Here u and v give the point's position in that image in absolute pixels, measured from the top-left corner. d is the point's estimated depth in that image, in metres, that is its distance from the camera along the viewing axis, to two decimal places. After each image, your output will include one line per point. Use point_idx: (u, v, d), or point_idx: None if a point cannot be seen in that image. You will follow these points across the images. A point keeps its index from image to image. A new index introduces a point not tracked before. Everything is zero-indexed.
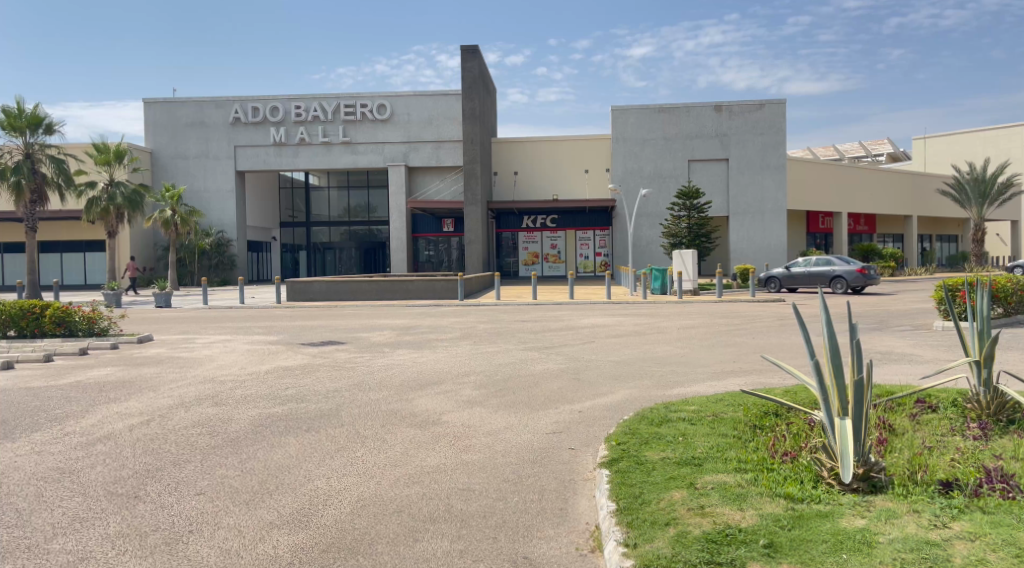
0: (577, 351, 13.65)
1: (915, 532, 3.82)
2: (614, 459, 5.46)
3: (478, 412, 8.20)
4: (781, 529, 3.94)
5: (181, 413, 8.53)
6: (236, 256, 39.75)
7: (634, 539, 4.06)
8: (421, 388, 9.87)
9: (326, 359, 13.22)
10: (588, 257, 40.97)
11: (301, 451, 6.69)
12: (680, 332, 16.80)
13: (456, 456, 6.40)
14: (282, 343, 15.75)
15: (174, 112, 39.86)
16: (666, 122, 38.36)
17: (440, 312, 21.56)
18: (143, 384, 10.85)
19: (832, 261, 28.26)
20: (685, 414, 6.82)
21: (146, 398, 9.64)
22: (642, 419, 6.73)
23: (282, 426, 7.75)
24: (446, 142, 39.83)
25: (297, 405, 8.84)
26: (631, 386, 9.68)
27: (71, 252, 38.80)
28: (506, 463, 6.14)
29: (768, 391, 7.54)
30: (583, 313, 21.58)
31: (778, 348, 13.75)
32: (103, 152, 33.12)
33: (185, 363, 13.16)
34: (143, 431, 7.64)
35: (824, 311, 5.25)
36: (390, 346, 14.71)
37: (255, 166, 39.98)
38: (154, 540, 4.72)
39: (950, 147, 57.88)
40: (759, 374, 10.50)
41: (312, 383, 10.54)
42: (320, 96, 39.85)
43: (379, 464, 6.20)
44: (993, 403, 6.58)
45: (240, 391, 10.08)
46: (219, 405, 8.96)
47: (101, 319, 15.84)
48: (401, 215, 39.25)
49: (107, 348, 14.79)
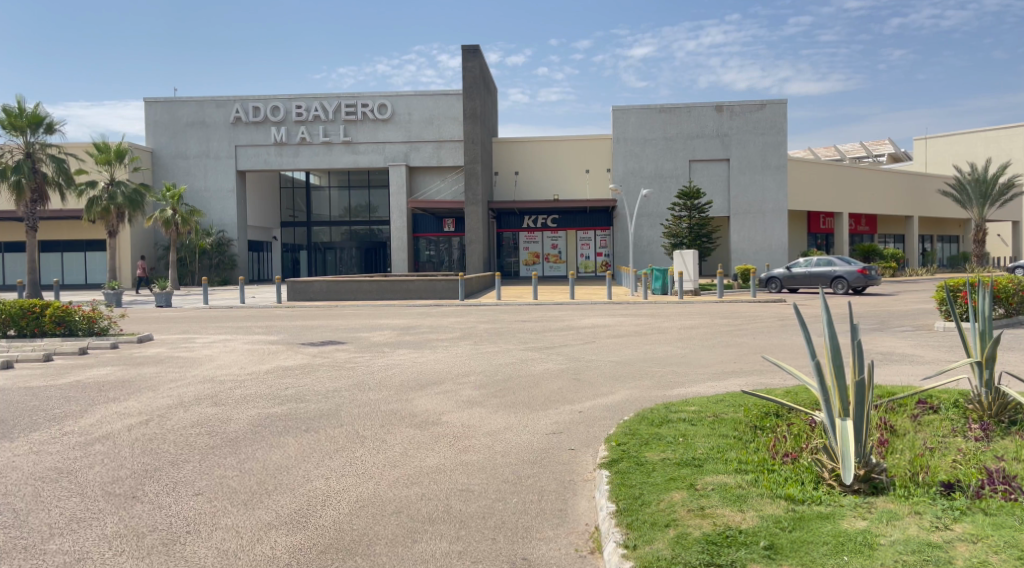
0: (578, 351, 13.63)
1: (917, 534, 3.79)
2: (615, 459, 5.44)
3: (478, 413, 8.19)
4: (781, 531, 3.91)
5: (181, 413, 8.51)
6: (236, 255, 39.77)
7: (634, 540, 4.03)
8: (420, 388, 9.85)
9: (326, 359, 13.20)
10: (589, 257, 40.96)
11: (301, 451, 6.67)
12: (680, 332, 16.80)
13: (456, 456, 6.38)
14: (282, 343, 15.72)
15: (174, 112, 39.85)
16: (666, 122, 38.36)
17: (440, 312, 21.56)
18: (142, 384, 10.83)
19: (833, 261, 28.19)
20: (685, 415, 6.79)
21: (144, 398, 9.63)
22: (642, 420, 6.71)
23: (282, 426, 7.73)
24: (446, 142, 39.82)
25: (297, 405, 8.82)
26: (631, 386, 9.67)
27: (71, 252, 38.80)
28: (506, 463, 6.12)
29: (769, 392, 7.53)
30: (584, 313, 21.57)
31: (778, 348, 13.74)
32: (103, 152, 33.10)
33: (185, 363, 13.13)
34: (141, 431, 7.62)
35: (825, 311, 5.22)
36: (391, 345, 14.69)
37: (255, 166, 39.97)
38: (151, 540, 4.71)
39: (950, 147, 57.85)
40: (759, 375, 10.48)
41: (311, 383, 10.52)
42: (320, 95, 39.83)
43: (379, 464, 6.19)
44: (994, 404, 6.57)
45: (240, 391, 10.06)
46: (219, 404, 8.94)
47: (101, 318, 15.80)
48: (402, 215, 39.22)
49: (107, 348, 14.76)
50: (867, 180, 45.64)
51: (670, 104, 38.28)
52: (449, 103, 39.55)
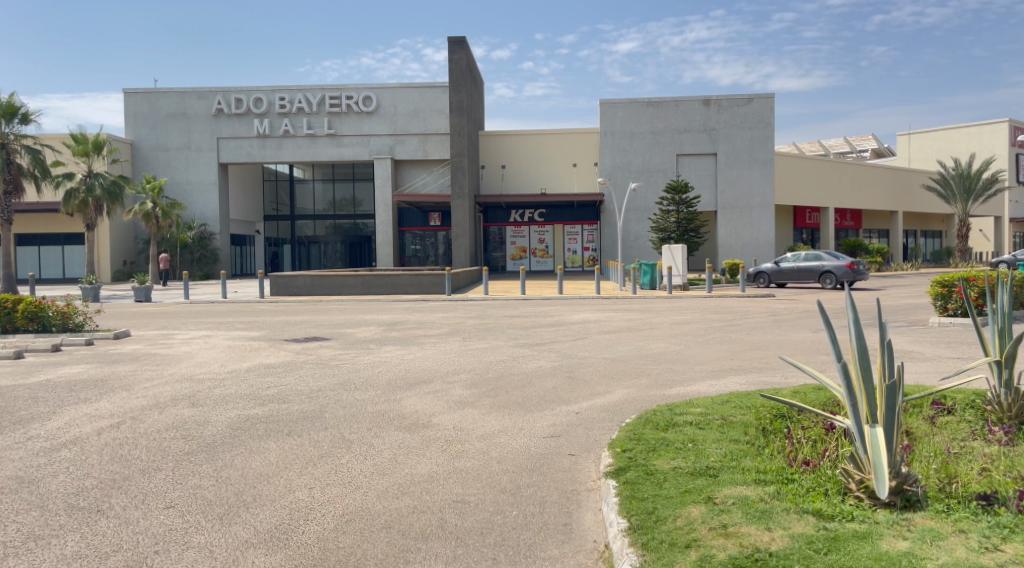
0: (569, 348, 13.22)
1: (966, 558, 3.41)
2: (622, 468, 5.05)
3: (471, 414, 7.78)
4: (817, 555, 3.52)
5: (155, 415, 8.07)
6: (219, 249, 39.39)
7: (651, 563, 3.63)
8: (408, 387, 9.44)
9: (309, 356, 12.72)
10: (576, 252, 40.42)
11: (282, 458, 6.25)
12: (673, 328, 16.42)
13: (448, 463, 5.97)
14: (264, 339, 15.23)
15: (155, 103, 39.15)
16: (654, 116, 38.10)
17: (427, 308, 21.08)
18: (116, 384, 10.34)
19: (821, 255, 28.35)
20: (691, 418, 6.40)
21: (117, 398, 9.17)
22: (647, 423, 6.29)
23: (263, 430, 7.30)
24: (432, 135, 39.25)
25: (279, 406, 8.43)
26: (628, 386, 9.30)
27: (49, 245, 38.09)
28: (504, 471, 5.72)
29: (777, 393, 7.21)
30: (574, 308, 21.18)
31: (775, 346, 13.39)
32: (81, 143, 32.35)
33: (163, 361, 12.62)
34: (112, 435, 7.18)
35: (849, 307, 4.77)
36: (377, 342, 14.27)
37: (238, 158, 39.35)
38: (115, 563, 4.26)
39: (934, 142, 58.26)
40: (760, 373, 10.16)
41: (292, 382, 10.03)
42: (305, 88, 39.26)
43: (370, 472, 5.78)
44: (1015, 406, 6.25)
45: (219, 391, 9.59)
46: (196, 406, 8.54)
47: (75, 313, 15.23)
48: (387, 209, 38.67)
49: (82, 345, 14.23)
50: (853, 175, 45.68)
51: (658, 98, 38.04)
52: (435, 95, 39.07)
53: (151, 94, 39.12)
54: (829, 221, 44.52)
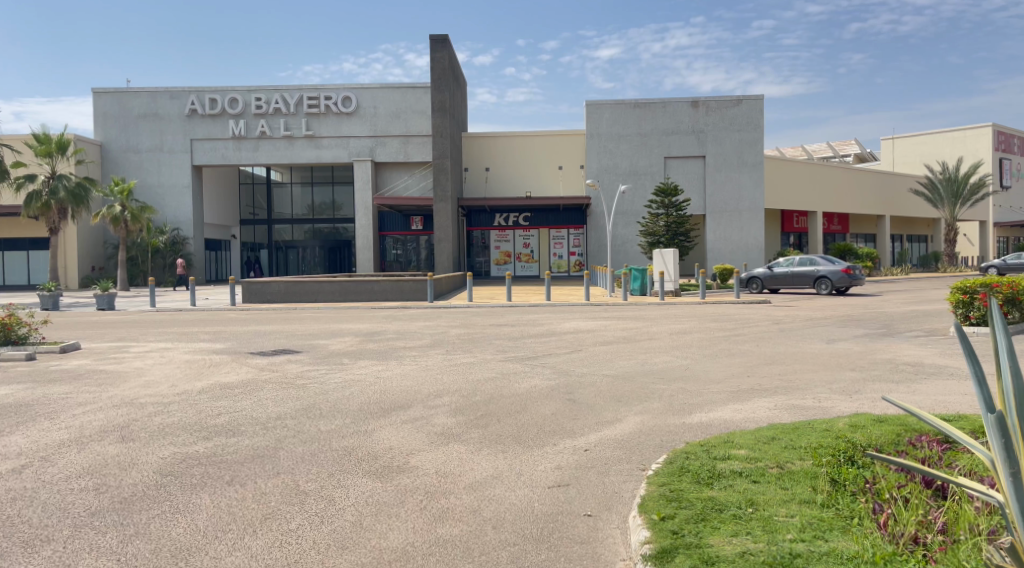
0: (566, 363, 11.83)
1: None
2: (667, 550, 3.71)
3: (456, 453, 6.37)
4: None
5: (70, 455, 6.60)
6: (193, 254, 37.58)
7: None
8: (383, 414, 8.02)
9: (274, 373, 11.28)
10: (563, 256, 39.06)
11: (214, 522, 4.80)
12: (674, 339, 15.09)
13: (428, 530, 4.57)
14: (227, 352, 13.73)
15: (126, 103, 37.49)
16: (641, 118, 36.93)
17: (409, 316, 19.57)
18: (41, 410, 8.82)
19: (816, 259, 27.03)
20: (738, 466, 5.01)
21: (35, 430, 7.66)
22: (681, 473, 4.94)
23: (198, 476, 5.84)
24: (414, 136, 37.78)
25: (227, 441, 7.01)
26: (640, 412, 7.90)
27: (12, 250, 36.31)
28: (503, 542, 4.35)
29: (830, 430, 5.85)
30: (565, 316, 19.78)
31: (792, 360, 12.04)
32: (43, 143, 30.60)
33: (106, 380, 11.07)
34: (8, 485, 5.72)
35: (991, 319, 3.35)
36: (351, 356, 12.83)
37: (213, 161, 37.76)
38: None
39: (916, 147, 57.74)
40: (786, 395, 8.79)
41: (248, 408, 8.56)
42: (282, 88, 37.68)
43: (325, 546, 4.36)
44: None
45: (159, 419, 8.11)
46: (127, 441, 7.08)
47: (18, 325, 13.67)
48: (367, 212, 37.15)
49: (21, 360, 12.71)
50: (841, 178, 44.82)
51: (646, 99, 36.88)
52: (416, 96, 37.63)
53: (122, 94, 37.47)
54: (815, 225, 43.74)
